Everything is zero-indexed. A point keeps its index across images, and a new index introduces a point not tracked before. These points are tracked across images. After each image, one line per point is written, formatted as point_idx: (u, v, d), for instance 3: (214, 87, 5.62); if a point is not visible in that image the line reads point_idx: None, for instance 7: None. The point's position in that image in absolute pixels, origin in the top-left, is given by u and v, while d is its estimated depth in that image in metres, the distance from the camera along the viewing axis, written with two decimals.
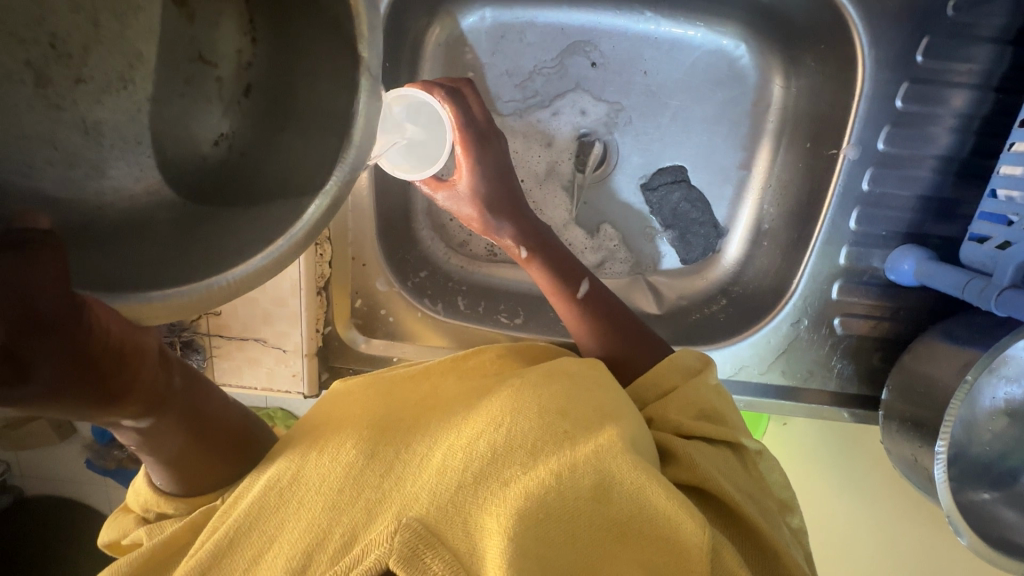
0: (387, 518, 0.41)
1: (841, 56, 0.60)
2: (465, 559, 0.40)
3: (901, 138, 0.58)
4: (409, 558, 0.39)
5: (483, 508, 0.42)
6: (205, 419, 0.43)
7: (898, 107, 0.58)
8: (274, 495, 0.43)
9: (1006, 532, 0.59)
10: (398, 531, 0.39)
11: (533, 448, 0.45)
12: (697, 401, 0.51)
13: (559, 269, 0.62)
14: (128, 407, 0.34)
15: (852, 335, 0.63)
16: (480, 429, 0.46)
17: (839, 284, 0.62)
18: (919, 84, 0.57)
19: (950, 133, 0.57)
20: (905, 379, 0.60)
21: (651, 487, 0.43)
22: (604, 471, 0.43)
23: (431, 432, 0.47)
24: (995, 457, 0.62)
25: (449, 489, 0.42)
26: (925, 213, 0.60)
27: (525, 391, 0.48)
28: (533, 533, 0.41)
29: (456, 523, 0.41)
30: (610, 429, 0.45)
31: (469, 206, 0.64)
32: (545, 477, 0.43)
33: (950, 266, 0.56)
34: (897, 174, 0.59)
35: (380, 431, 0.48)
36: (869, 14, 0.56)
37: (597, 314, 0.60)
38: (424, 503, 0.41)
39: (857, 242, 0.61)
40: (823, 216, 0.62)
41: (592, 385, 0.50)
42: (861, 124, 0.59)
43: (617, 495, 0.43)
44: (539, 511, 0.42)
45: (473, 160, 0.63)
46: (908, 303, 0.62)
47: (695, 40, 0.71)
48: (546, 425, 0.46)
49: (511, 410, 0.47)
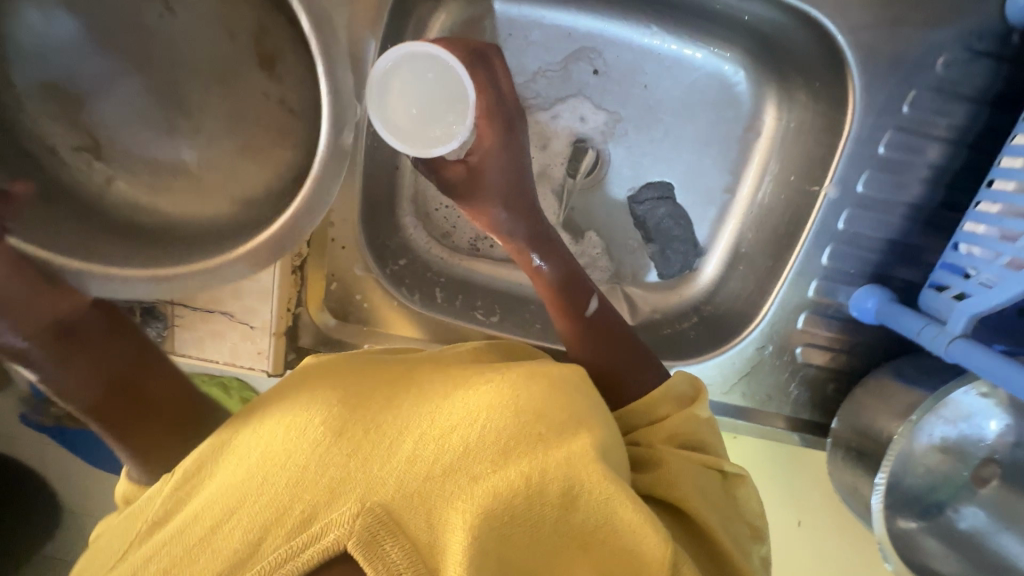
0: (349, 501, 0.41)
1: (835, 98, 0.62)
2: (423, 550, 0.41)
3: (880, 182, 0.61)
4: (368, 543, 0.40)
5: (449, 501, 0.42)
6: (134, 393, 0.47)
7: (880, 153, 0.60)
8: (240, 473, 0.42)
9: (929, 561, 0.64)
10: (359, 515, 0.40)
11: (506, 448, 0.45)
12: (678, 425, 0.52)
13: (563, 274, 0.63)
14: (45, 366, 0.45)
15: (811, 364, 0.66)
16: (457, 422, 0.45)
17: (804, 315, 0.65)
18: (901, 133, 0.59)
19: (924, 183, 0.60)
20: (854, 411, 0.63)
21: (617, 498, 0.44)
22: (574, 478, 0.44)
23: (401, 414, 0.46)
24: (924, 489, 0.67)
25: (416, 479, 0.42)
26: (892, 256, 0.63)
27: (506, 390, 0.48)
28: (494, 532, 0.42)
29: (418, 512, 0.41)
30: (584, 437, 0.46)
31: (477, 190, 0.62)
32: (515, 478, 0.43)
33: (907, 309, 0.59)
34: (871, 216, 0.61)
35: (351, 408, 0.46)
36: (864, 61, 0.58)
37: (603, 333, 0.61)
38: (390, 489, 0.41)
39: (827, 277, 0.63)
40: (799, 248, 0.64)
41: (567, 390, 0.50)
42: (846, 164, 0.60)
43: (583, 504, 0.44)
44: (504, 513, 0.43)
45: (493, 150, 0.61)
46: (864, 339, 0.66)
47: (698, 61, 0.70)
48: (523, 425, 0.45)
49: (488, 406, 0.46)
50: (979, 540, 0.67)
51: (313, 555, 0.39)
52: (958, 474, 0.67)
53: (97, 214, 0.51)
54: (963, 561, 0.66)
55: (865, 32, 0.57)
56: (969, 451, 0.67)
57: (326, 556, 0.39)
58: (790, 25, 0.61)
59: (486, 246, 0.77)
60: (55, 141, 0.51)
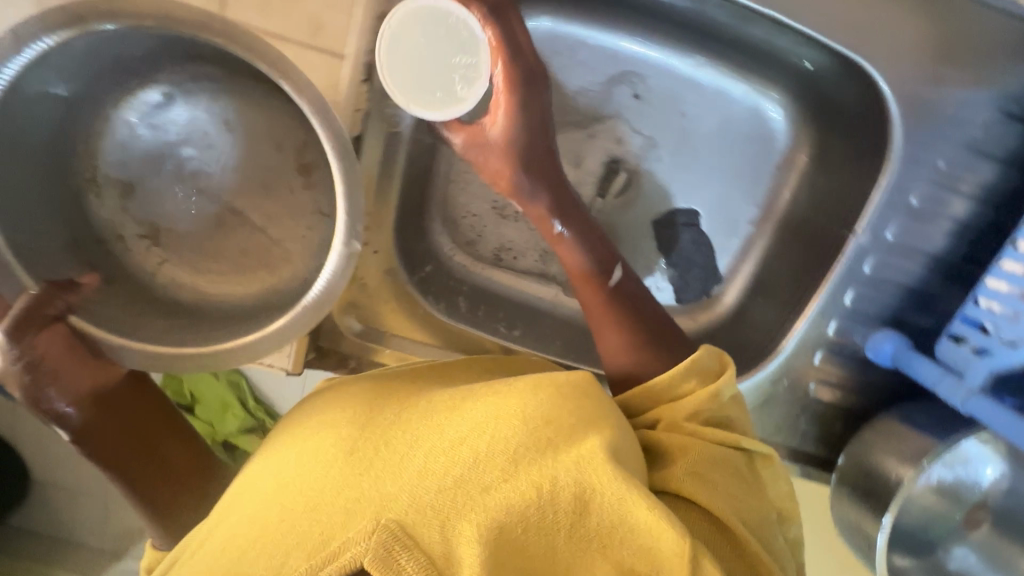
0: (365, 518, 0.45)
1: (872, 147, 0.63)
2: (438, 561, 0.44)
3: (907, 230, 0.61)
4: (383, 558, 0.43)
5: (462, 514, 0.45)
6: (167, 459, 0.58)
7: (911, 203, 0.61)
8: (272, 502, 0.49)
9: None
10: (375, 532, 0.44)
11: (515, 456, 0.46)
12: (700, 401, 0.52)
13: (588, 241, 0.62)
14: (88, 431, 0.55)
15: (821, 401, 0.68)
16: (463, 438, 0.48)
17: (821, 352, 0.66)
18: (935, 186, 0.60)
19: (948, 235, 0.62)
20: (860, 450, 0.64)
21: (632, 498, 0.45)
22: (585, 482, 0.45)
23: (412, 432, 0.50)
24: (919, 529, 0.69)
25: (429, 494, 0.46)
26: (909, 302, 0.65)
27: (512, 399, 0.49)
28: (507, 543, 0.44)
29: (432, 526, 0.44)
30: (592, 439, 0.47)
31: (497, 154, 0.62)
32: (525, 487, 0.45)
33: (922, 356, 0.61)
34: (895, 262, 0.63)
35: (363, 432, 0.52)
36: (908, 114, 0.58)
37: (628, 303, 0.60)
38: (403, 506, 0.45)
39: (847, 318, 0.65)
40: (822, 290, 0.64)
41: (579, 395, 0.51)
42: (876, 213, 0.61)
43: (598, 508, 0.46)
44: (518, 525, 0.45)
45: (512, 106, 0.61)
46: (875, 379, 0.68)
47: (738, 95, 0.71)
48: (529, 433, 0.47)
49: (494, 417, 0.48)
50: None
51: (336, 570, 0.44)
52: (953, 516, 0.69)
53: (153, 300, 0.60)
54: None
55: (913, 86, 0.58)
56: (964, 494, 0.69)
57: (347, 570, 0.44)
58: (836, 72, 0.62)
59: (509, 257, 0.77)
60: (124, 230, 0.61)
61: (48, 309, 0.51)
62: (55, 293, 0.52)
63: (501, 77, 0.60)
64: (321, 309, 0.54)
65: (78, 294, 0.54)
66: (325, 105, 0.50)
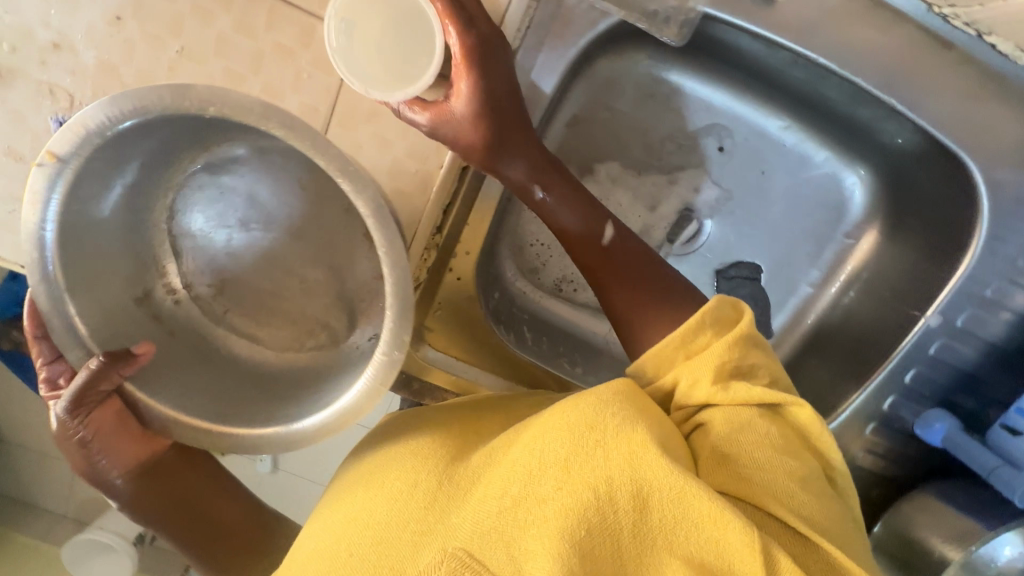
0: (434, 550, 0.46)
1: (953, 234, 0.64)
2: None
3: (976, 319, 0.63)
4: None
5: (524, 532, 0.44)
6: (218, 523, 0.61)
7: (985, 295, 0.62)
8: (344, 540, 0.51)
9: None
10: (444, 561, 0.45)
11: (566, 463, 0.46)
12: (721, 357, 0.48)
13: (579, 207, 0.56)
14: (139, 497, 0.57)
15: (863, 469, 0.70)
16: (519, 455, 0.48)
17: (873, 424, 0.68)
18: (1009, 283, 0.62)
19: (1013, 330, 0.64)
20: (901, 521, 0.67)
21: (691, 490, 0.43)
22: (638, 479, 0.44)
23: (478, 468, 0.52)
24: None
25: (488, 518, 0.46)
26: (964, 386, 0.67)
27: (554, 414, 0.49)
28: (576, 551, 0.42)
29: (499, 550, 0.44)
30: (638, 431, 0.45)
31: (473, 130, 0.52)
32: (582, 491, 0.44)
33: (974, 441, 0.64)
34: (959, 347, 0.65)
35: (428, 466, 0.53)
36: (999, 214, 0.59)
37: (623, 260, 0.55)
38: (467, 533, 0.46)
39: (903, 394, 0.67)
40: (885, 365, 0.66)
41: (623, 394, 0.49)
42: (950, 300, 0.62)
43: (657, 504, 0.44)
44: (580, 529, 0.43)
45: (472, 71, 0.50)
46: (920, 455, 0.70)
47: (819, 162, 0.72)
48: (577, 436, 0.46)
49: (539, 433, 0.48)
50: None
51: None
52: None
53: (201, 353, 0.59)
54: None
55: (1008, 187, 0.58)
56: None
57: None
58: (928, 159, 0.63)
59: (569, 289, 0.77)
60: (193, 280, 0.60)
61: (103, 384, 0.49)
62: (111, 368, 0.49)
63: (455, 46, 0.49)
64: (345, 422, 0.49)
65: (133, 365, 0.50)
66: (380, 204, 0.45)
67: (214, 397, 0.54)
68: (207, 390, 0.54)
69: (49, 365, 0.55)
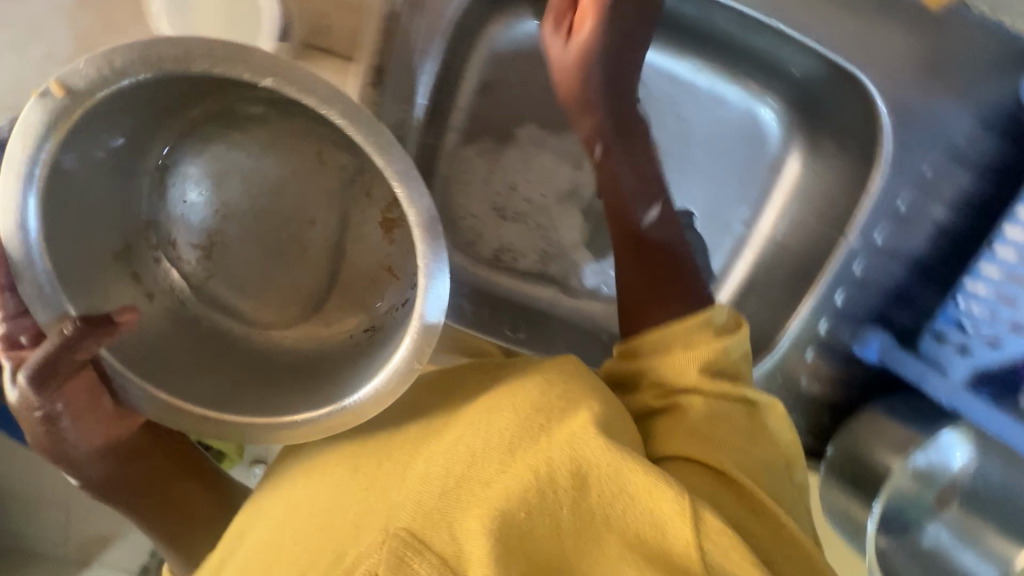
0: (376, 529, 0.48)
1: (862, 151, 0.65)
2: (451, 561, 0.45)
3: (895, 234, 0.65)
4: (397, 566, 0.45)
5: (467, 510, 0.47)
6: (173, 497, 0.62)
7: (900, 209, 0.63)
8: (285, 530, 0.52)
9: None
10: (386, 541, 0.47)
11: (511, 445, 0.50)
12: (712, 357, 0.52)
13: (638, 175, 0.63)
14: (97, 471, 0.57)
15: (811, 395, 0.72)
16: (463, 437, 0.51)
17: (812, 349, 0.69)
18: (920, 193, 0.63)
19: (929, 239, 0.65)
20: (852, 442, 0.68)
21: (627, 466, 0.47)
22: (579, 458, 0.48)
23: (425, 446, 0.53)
24: (903, 513, 0.72)
25: (433, 497, 0.48)
26: (895, 301, 0.68)
27: (509, 396, 0.53)
28: (512, 528, 0.46)
29: (441, 528, 0.47)
30: (583, 413, 0.50)
31: (570, 63, 0.60)
32: (524, 472, 0.48)
33: (906, 354, 0.65)
34: (883, 264, 0.66)
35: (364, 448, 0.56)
36: (898, 123, 0.61)
37: (664, 243, 0.61)
38: (410, 512, 0.48)
39: (837, 317, 0.68)
40: (815, 290, 0.68)
41: (570, 380, 0.54)
42: (867, 217, 0.64)
43: (595, 482, 0.47)
44: (520, 509, 0.47)
45: (600, 15, 0.58)
46: (863, 375, 0.71)
47: (732, 100, 0.72)
48: (522, 422, 0.51)
49: (485, 413, 0.53)
50: (940, 557, 0.74)
51: None
52: (925, 498, 0.73)
53: (197, 334, 0.58)
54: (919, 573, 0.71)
55: (901, 95, 0.60)
56: (935, 477, 0.73)
57: None
58: (829, 80, 0.64)
59: (508, 258, 0.77)
60: (176, 235, 0.59)
61: (77, 353, 0.46)
62: (87, 337, 0.45)
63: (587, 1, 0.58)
64: (389, 398, 0.49)
65: (113, 335, 0.47)
66: (432, 217, 0.46)
67: (236, 388, 0.54)
68: (209, 378, 0.54)
69: (11, 320, 0.48)
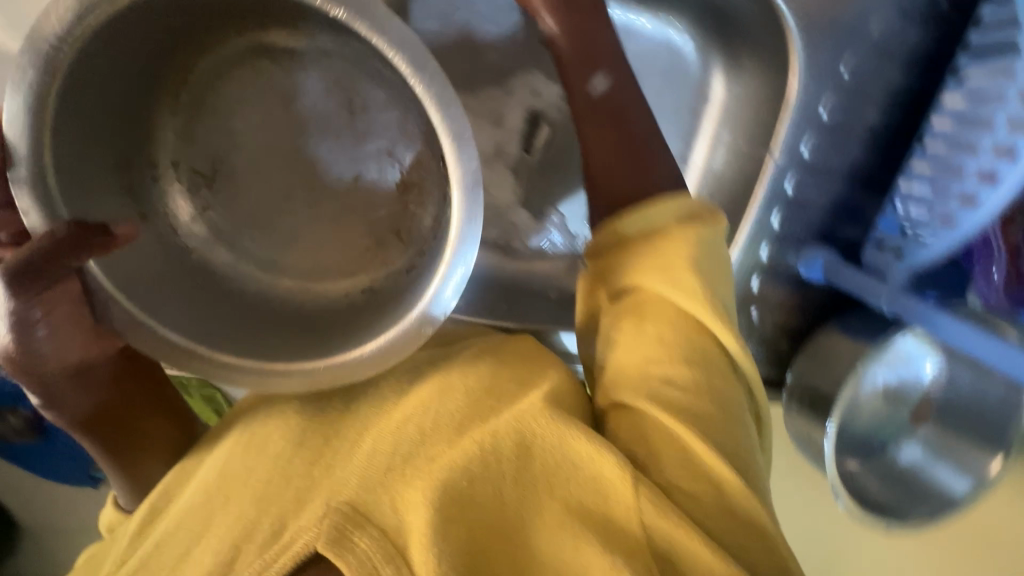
0: (316, 504, 0.48)
1: (777, 62, 0.62)
2: (392, 534, 0.45)
3: (823, 144, 0.62)
4: (336, 540, 0.45)
5: (410, 484, 0.48)
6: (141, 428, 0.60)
7: (822, 117, 0.61)
8: (216, 498, 0.52)
9: (868, 494, 0.66)
10: (326, 515, 0.46)
11: (461, 423, 0.50)
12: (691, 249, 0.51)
13: (586, 43, 0.57)
14: (58, 391, 0.54)
15: (766, 324, 0.70)
16: (412, 417, 0.52)
17: (758, 277, 0.68)
18: (842, 98, 0.60)
19: (864, 144, 0.63)
20: (808, 366, 0.67)
21: (570, 434, 0.49)
22: (525, 430, 0.49)
23: (364, 422, 0.53)
24: (872, 432, 0.72)
25: (378, 473, 0.49)
26: (837, 216, 0.65)
27: (459, 375, 0.54)
28: (455, 498, 0.46)
29: (383, 501, 0.47)
30: (533, 392, 0.52)
31: None
32: (470, 446, 0.49)
33: (850, 267, 0.62)
34: (816, 178, 0.63)
35: (311, 419, 0.54)
36: (806, 26, 0.57)
37: (614, 104, 0.56)
38: (353, 487, 0.48)
39: (778, 240, 0.66)
40: (749, 214, 0.65)
41: (520, 363, 0.56)
42: (790, 130, 0.61)
43: (539, 451, 0.49)
44: (462, 479, 0.47)
45: None
46: (817, 296, 0.69)
47: (644, 29, 0.68)
48: (472, 402, 0.52)
49: (439, 392, 0.53)
50: (919, 476, 0.70)
51: (280, 563, 0.45)
52: (900, 417, 0.72)
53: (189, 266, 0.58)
54: (893, 491, 0.69)
55: None
56: (908, 394, 0.72)
57: (292, 562, 0.45)
58: None
59: None
60: (181, 159, 0.61)
61: (71, 259, 0.46)
62: (85, 241, 0.46)
63: None
64: (418, 341, 0.49)
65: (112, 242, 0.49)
66: (462, 134, 0.44)
67: (248, 340, 0.53)
68: (221, 324, 0.53)
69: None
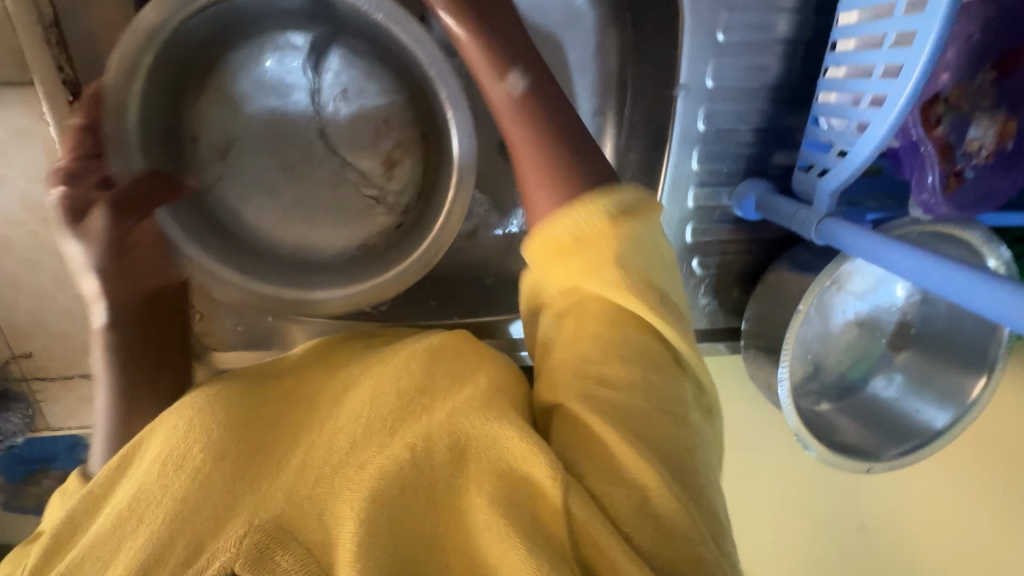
0: (238, 522, 0.38)
1: None
2: (318, 554, 0.38)
3: (729, 69, 0.56)
4: (255, 561, 0.36)
5: (339, 496, 0.40)
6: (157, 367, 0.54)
7: (720, 40, 0.55)
8: (126, 516, 0.39)
9: (837, 434, 0.62)
10: (246, 534, 0.37)
11: (391, 424, 0.43)
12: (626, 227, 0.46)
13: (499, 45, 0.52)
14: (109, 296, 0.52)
15: (713, 272, 0.65)
16: (344, 424, 0.43)
17: (691, 226, 0.62)
18: (735, 13, 0.54)
19: (778, 61, 0.56)
20: (761, 309, 0.62)
21: (502, 432, 0.43)
22: (458, 434, 0.43)
23: (292, 433, 0.44)
24: (848, 368, 0.67)
25: (307, 485, 0.40)
26: (764, 144, 0.60)
27: (383, 376, 0.47)
28: (387, 513, 0.39)
29: (309, 514, 0.39)
30: (468, 390, 0.46)
31: None
32: (400, 452, 0.41)
33: (783, 197, 0.57)
34: (730, 107, 0.58)
35: (236, 428, 0.43)
36: None
37: (542, 109, 0.51)
38: (278, 502, 0.39)
39: (703, 182, 0.60)
40: (666, 160, 0.60)
41: (457, 357, 0.49)
42: (688, 61, 0.56)
43: (474, 458, 0.43)
44: (394, 488, 0.40)
45: None
46: (760, 235, 0.64)
47: None
48: (401, 402, 0.44)
49: (369, 396, 0.45)
50: (899, 408, 0.65)
51: None
52: (877, 348, 0.66)
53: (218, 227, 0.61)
54: (875, 430, 0.64)
55: None
56: (882, 321, 0.66)
57: None
58: None
59: None
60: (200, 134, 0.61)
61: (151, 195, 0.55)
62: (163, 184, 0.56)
63: None
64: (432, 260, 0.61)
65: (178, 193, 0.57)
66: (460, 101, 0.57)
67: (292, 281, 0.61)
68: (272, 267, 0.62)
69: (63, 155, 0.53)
